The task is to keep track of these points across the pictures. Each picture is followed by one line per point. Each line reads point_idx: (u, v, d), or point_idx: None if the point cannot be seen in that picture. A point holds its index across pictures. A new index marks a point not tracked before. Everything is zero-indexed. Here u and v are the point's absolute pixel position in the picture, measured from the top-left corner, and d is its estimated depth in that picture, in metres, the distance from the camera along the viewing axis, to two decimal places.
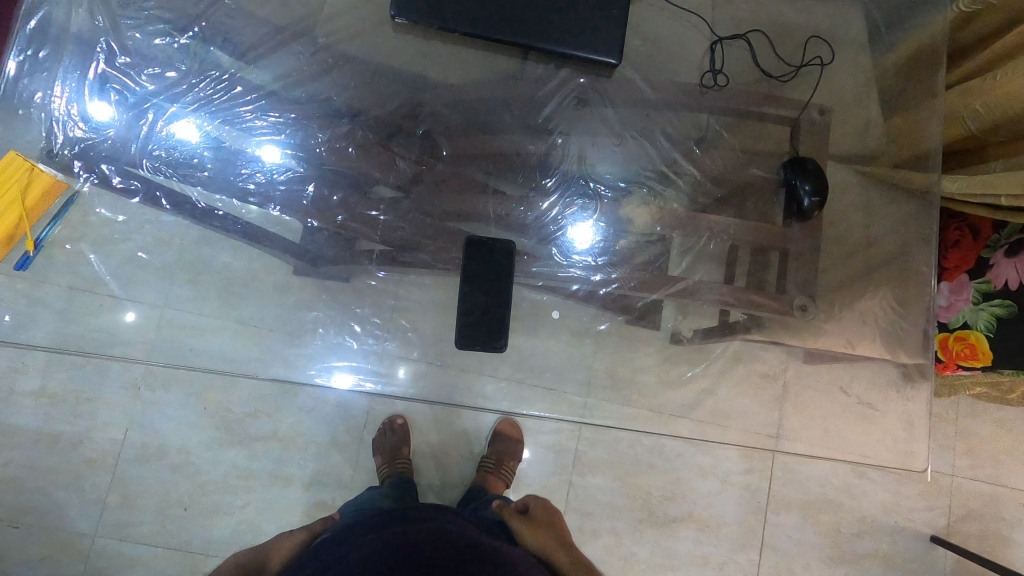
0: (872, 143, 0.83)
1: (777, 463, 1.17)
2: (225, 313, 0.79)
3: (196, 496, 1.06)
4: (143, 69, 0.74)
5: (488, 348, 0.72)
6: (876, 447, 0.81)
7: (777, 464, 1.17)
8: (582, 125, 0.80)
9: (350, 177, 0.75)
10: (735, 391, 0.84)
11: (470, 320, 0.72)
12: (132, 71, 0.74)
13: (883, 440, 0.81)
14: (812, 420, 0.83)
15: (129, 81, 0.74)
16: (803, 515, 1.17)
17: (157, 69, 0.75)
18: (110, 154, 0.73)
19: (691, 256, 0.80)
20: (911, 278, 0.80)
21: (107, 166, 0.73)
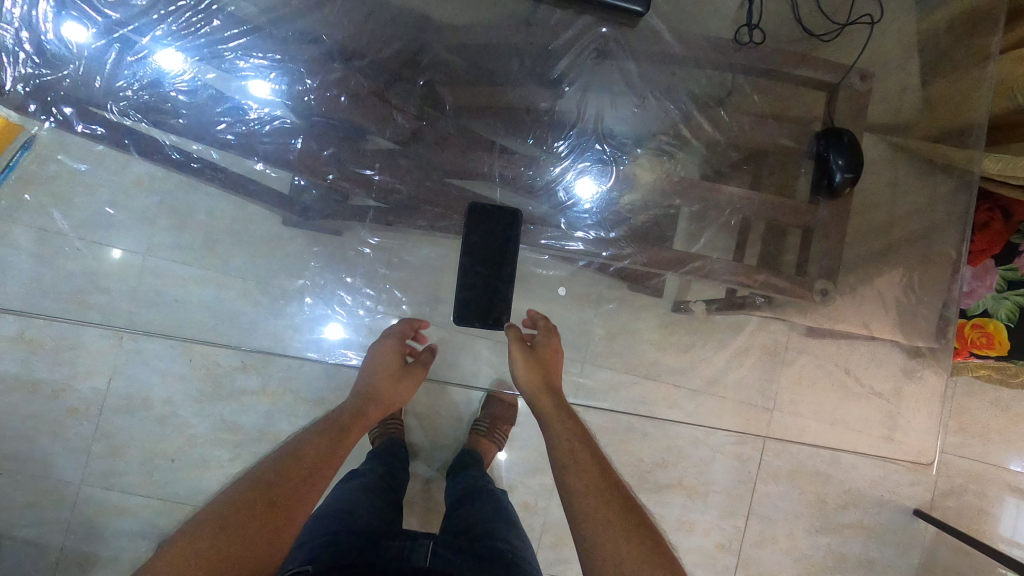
0: (910, 115, 0.76)
1: None
2: (207, 265, 0.74)
3: (183, 449, 1.04)
4: None
5: (486, 326, 0.73)
6: (875, 425, 0.78)
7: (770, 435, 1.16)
8: (600, 80, 0.73)
9: (342, 129, 0.68)
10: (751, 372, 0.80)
11: (470, 295, 0.71)
12: None
13: (883, 416, 0.78)
14: (806, 392, 0.80)
15: (91, 9, 0.66)
16: (792, 485, 1.18)
17: None
18: (70, 93, 0.66)
19: (696, 225, 0.75)
20: (937, 261, 0.75)
21: (68, 107, 0.66)
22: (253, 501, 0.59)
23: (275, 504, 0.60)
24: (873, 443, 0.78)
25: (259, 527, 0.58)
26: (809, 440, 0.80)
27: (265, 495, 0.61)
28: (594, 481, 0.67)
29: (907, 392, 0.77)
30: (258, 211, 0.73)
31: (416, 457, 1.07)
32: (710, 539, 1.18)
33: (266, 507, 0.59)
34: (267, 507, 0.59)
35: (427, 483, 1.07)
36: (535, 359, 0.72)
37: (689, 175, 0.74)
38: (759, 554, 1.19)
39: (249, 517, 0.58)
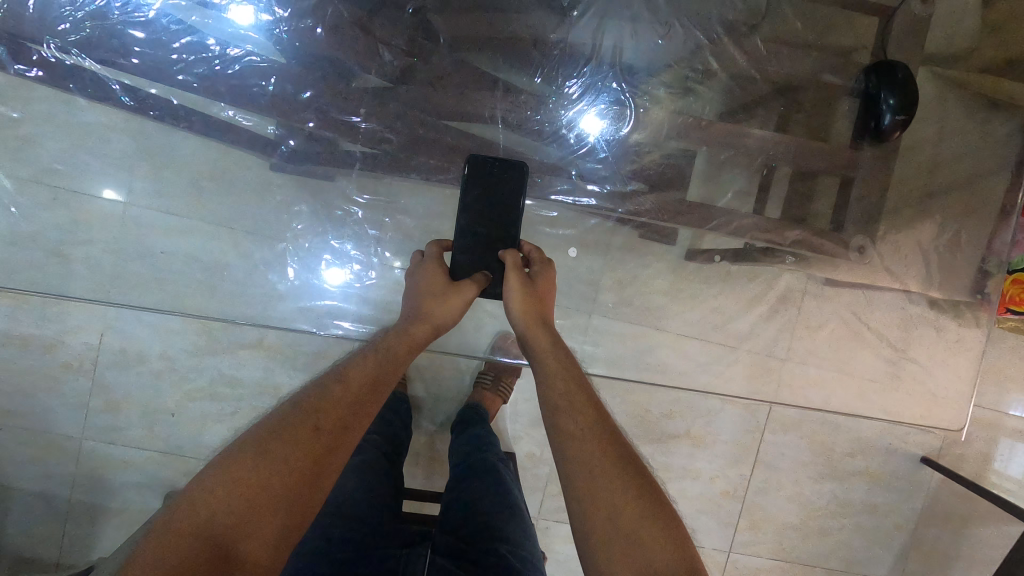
0: (974, 43, 0.66)
1: None
2: (190, 213, 0.67)
3: (182, 403, 1.02)
4: None
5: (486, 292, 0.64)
6: (888, 375, 0.74)
7: None
8: (617, 5, 0.63)
9: (318, 66, 0.61)
10: (781, 333, 0.73)
11: (468, 259, 0.63)
12: None
13: (898, 365, 0.73)
14: (819, 342, 0.73)
15: None
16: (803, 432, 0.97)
17: None
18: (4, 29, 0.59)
19: (716, 167, 0.68)
20: (988, 209, 0.68)
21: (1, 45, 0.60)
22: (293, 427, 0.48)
23: (322, 430, 0.48)
24: (882, 390, 0.74)
25: (300, 457, 0.46)
26: (835, 407, 0.75)
27: (306, 424, 0.48)
28: (591, 429, 0.51)
29: (942, 356, 0.72)
30: (235, 154, 0.65)
31: (418, 411, 1.04)
32: (716, 487, 0.99)
33: (308, 438, 0.47)
34: (308, 431, 0.48)
35: (431, 437, 1.05)
36: (536, 286, 0.61)
37: (713, 117, 0.66)
38: (765, 502, 1.00)
39: (295, 448, 0.47)
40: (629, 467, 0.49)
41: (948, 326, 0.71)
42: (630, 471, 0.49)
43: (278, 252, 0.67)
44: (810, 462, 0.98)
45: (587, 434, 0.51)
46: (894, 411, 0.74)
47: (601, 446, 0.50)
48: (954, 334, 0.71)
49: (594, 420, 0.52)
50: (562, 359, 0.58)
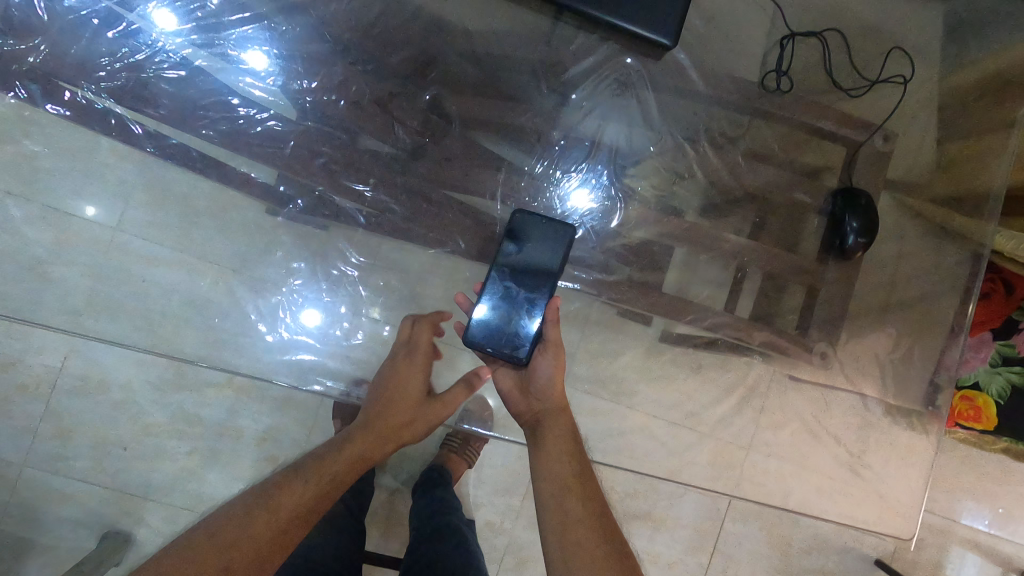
0: (929, 178, 0.73)
1: None
2: (181, 245, 0.67)
3: (138, 437, 0.99)
4: None
5: (501, 355, 0.62)
6: (843, 475, 0.76)
7: None
8: (616, 110, 0.69)
9: (334, 133, 0.65)
10: (748, 427, 0.75)
11: (490, 319, 0.62)
12: None
13: (852, 467, 0.75)
14: (782, 442, 0.75)
15: None
16: (762, 524, 0.97)
17: None
18: (45, 69, 0.62)
19: (694, 261, 0.72)
20: (935, 327, 0.73)
21: (35, 85, 0.62)
22: (205, 543, 0.49)
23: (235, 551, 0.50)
24: (839, 488, 0.76)
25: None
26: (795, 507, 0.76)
27: (223, 541, 0.50)
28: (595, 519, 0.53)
29: (893, 464, 0.75)
30: (238, 200, 0.66)
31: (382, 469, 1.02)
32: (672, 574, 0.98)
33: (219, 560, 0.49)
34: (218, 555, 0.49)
35: (391, 495, 1.03)
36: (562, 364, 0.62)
37: (694, 218, 0.71)
38: None
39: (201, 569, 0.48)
40: (624, 561, 0.51)
41: (900, 433, 0.74)
42: (625, 565, 0.51)
43: (271, 303, 0.67)
44: (767, 556, 0.98)
45: (591, 522, 0.53)
46: (849, 515, 0.76)
47: (601, 536, 0.52)
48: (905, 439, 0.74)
49: (595, 507, 0.54)
50: (570, 436, 0.59)
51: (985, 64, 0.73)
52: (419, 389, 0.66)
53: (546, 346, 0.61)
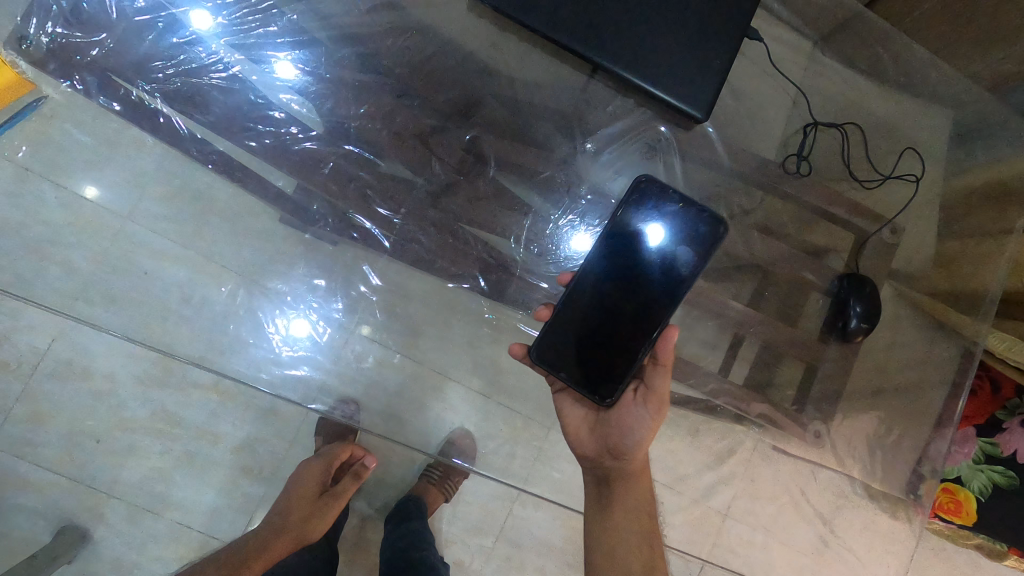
0: (930, 274, 0.76)
1: None
2: (191, 242, 0.67)
3: (111, 431, 0.96)
4: None
5: (585, 389, 0.56)
6: (814, 546, 0.78)
7: None
8: (641, 170, 0.72)
9: (372, 160, 0.67)
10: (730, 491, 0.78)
11: (582, 339, 0.56)
12: None
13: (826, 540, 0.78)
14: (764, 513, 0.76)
15: None
16: None
17: None
18: (103, 64, 0.63)
19: (692, 320, 0.73)
20: (926, 418, 0.74)
21: (91, 77, 0.63)
22: None
23: None
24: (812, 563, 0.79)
25: None
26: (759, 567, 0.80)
27: None
28: None
29: (866, 541, 0.78)
30: (265, 210, 0.67)
31: (357, 492, 1.02)
32: None
33: None
34: None
35: (362, 520, 1.03)
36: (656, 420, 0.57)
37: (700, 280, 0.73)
38: None
39: None
40: None
41: (881, 515, 0.77)
42: None
43: (266, 312, 0.68)
44: None
45: None
46: None
47: None
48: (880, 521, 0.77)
49: None
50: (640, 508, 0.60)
51: (991, 172, 0.76)
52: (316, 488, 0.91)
53: (649, 397, 0.56)
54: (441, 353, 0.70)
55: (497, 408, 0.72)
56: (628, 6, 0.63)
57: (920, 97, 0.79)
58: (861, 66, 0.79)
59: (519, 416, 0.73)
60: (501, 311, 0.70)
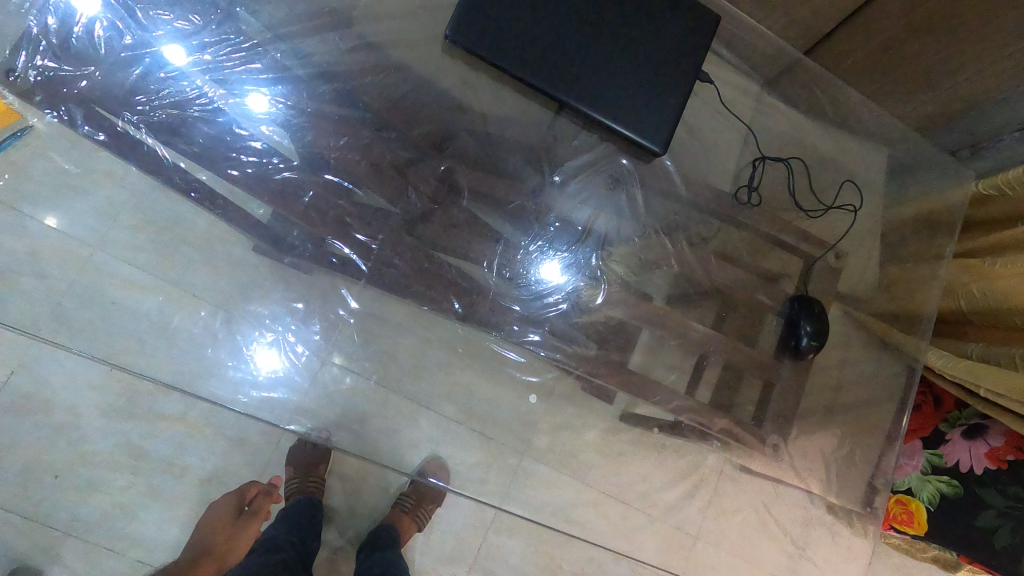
0: (871, 293, 0.81)
1: None
2: (164, 272, 0.71)
3: (72, 466, 0.94)
4: (161, 15, 0.68)
5: None
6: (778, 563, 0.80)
7: None
8: (607, 201, 0.76)
9: (350, 189, 0.69)
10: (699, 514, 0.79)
11: None
12: (148, 17, 0.68)
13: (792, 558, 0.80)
14: (729, 525, 0.79)
15: (138, 24, 0.67)
16: None
17: (175, 18, 0.68)
18: (88, 95, 0.64)
19: (658, 343, 0.76)
20: (875, 431, 0.77)
21: (75, 108, 0.63)
22: None
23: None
24: None
25: None
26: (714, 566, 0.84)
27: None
28: None
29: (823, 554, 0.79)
30: (242, 237, 0.71)
31: (329, 522, 1.03)
32: None
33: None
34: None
35: (333, 552, 1.03)
36: None
37: (661, 303, 0.76)
38: None
39: None
40: None
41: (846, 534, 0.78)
42: None
43: (245, 336, 0.68)
44: None
45: None
46: None
47: None
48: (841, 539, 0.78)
49: None
50: None
51: (923, 202, 0.83)
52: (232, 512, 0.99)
53: None
54: (416, 380, 0.73)
55: (470, 436, 0.76)
56: (591, 48, 0.68)
57: (856, 134, 0.86)
58: (802, 107, 0.86)
59: (493, 441, 0.76)
60: (473, 335, 0.72)
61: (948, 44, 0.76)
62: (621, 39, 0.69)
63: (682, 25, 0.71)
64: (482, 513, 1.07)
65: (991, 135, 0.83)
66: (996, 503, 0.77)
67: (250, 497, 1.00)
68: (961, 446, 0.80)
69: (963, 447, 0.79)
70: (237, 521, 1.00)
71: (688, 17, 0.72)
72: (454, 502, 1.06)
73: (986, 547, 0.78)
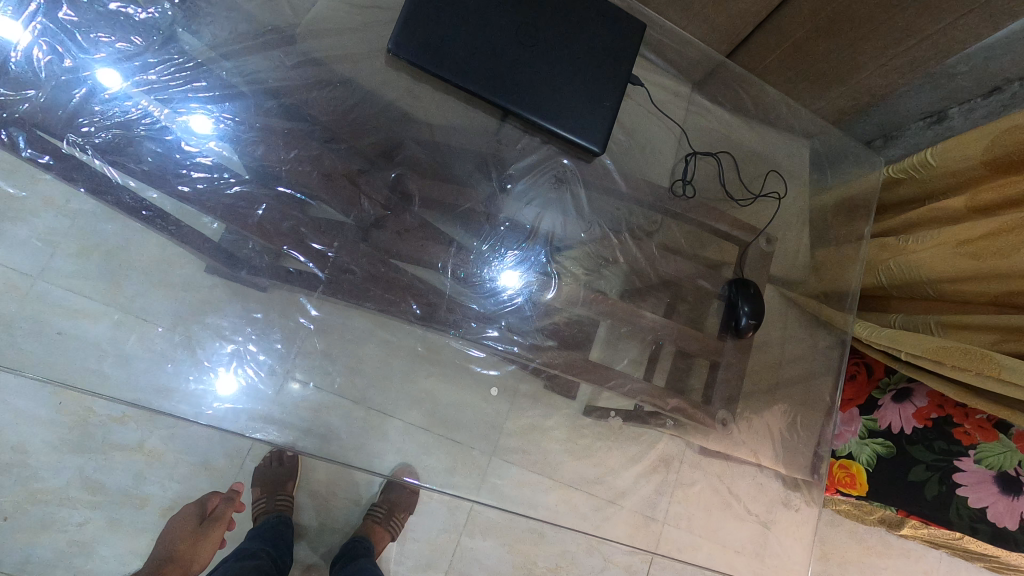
0: (800, 272, 0.87)
1: (657, 563, 1.17)
2: (111, 299, 0.69)
3: (23, 505, 0.94)
4: (99, 36, 0.68)
5: None
6: (753, 545, 0.80)
7: (656, 564, 1.17)
8: (552, 201, 0.80)
9: (305, 201, 0.71)
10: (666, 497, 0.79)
11: None
12: (86, 38, 0.67)
13: (762, 535, 0.80)
14: (693, 504, 0.79)
15: (77, 46, 0.67)
16: None
17: (115, 38, 0.68)
18: (27, 118, 0.63)
19: (615, 337, 0.80)
20: (813, 401, 0.83)
21: (15, 131, 0.62)
22: None
23: None
24: (747, 563, 0.79)
25: None
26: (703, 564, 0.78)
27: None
28: None
29: (788, 525, 0.80)
30: (195, 259, 0.70)
31: (300, 538, 1.04)
32: None
33: None
34: None
35: (306, 571, 1.04)
36: None
37: (611, 295, 0.80)
38: None
39: None
40: None
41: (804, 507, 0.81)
42: None
43: (208, 348, 0.67)
44: None
45: None
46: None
47: None
48: (802, 512, 0.80)
49: None
50: None
51: (841, 189, 0.91)
52: (193, 518, 0.98)
53: None
54: (380, 392, 0.72)
55: (439, 443, 0.73)
56: (528, 56, 0.72)
57: (778, 129, 0.94)
58: (728, 105, 0.93)
59: (460, 446, 0.74)
60: (432, 337, 0.74)
61: (852, 41, 0.83)
62: (555, 47, 0.73)
63: (611, 32, 0.76)
64: (454, 516, 1.09)
65: (899, 126, 0.96)
66: (925, 458, 0.84)
67: (212, 505, 0.99)
68: (893, 409, 0.86)
69: (893, 409, 0.86)
70: (199, 527, 0.98)
71: (616, 25, 0.77)
72: (426, 508, 1.07)
73: (919, 499, 0.84)
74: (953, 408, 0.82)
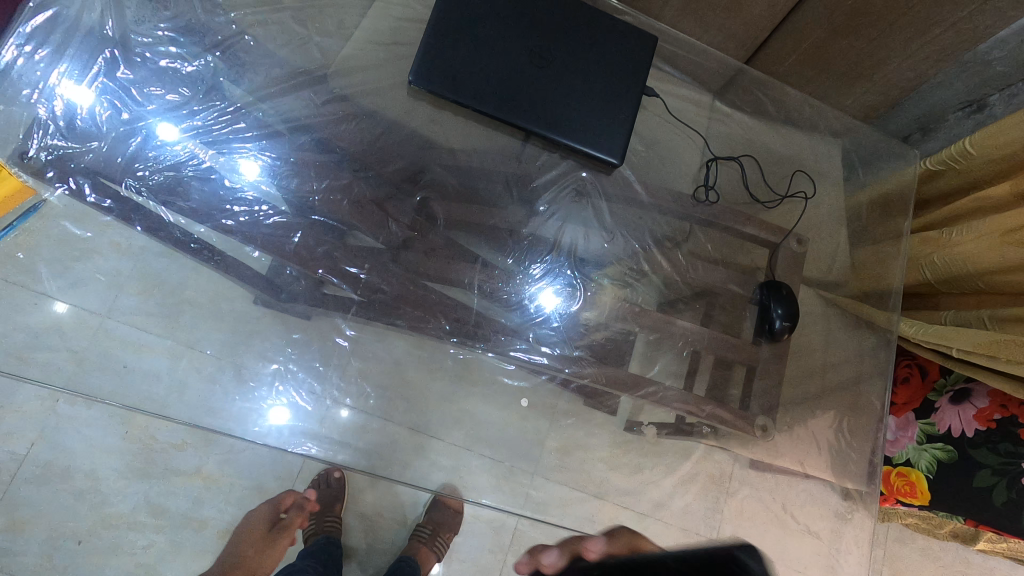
0: (837, 272, 0.85)
1: None
2: (168, 332, 0.73)
3: (94, 530, 1.01)
4: (151, 89, 0.75)
5: None
6: (816, 564, 0.75)
7: None
8: (575, 214, 0.82)
9: (338, 228, 0.75)
10: (708, 509, 0.77)
11: None
12: (140, 92, 0.74)
13: (821, 551, 0.76)
14: (743, 520, 0.76)
15: (132, 99, 0.74)
16: None
17: (164, 90, 0.75)
18: (91, 167, 0.70)
19: (647, 347, 0.79)
20: (862, 406, 0.79)
21: (83, 180, 0.70)
22: None
23: None
24: None
25: None
26: None
27: None
28: None
29: (848, 539, 0.76)
30: (244, 292, 0.73)
31: (349, 559, 1.07)
32: None
33: None
34: None
35: None
36: None
37: (640, 304, 0.80)
38: None
39: None
40: None
41: (862, 520, 0.76)
42: None
43: (253, 369, 0.72)
44: None
45: None
46: None
47: None
48: (860, 524, 0.76)
49: None
50: None
51: (875, 186, 0.89)
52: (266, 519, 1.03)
53: None
54: (417, 410, 0.74)
55: (477, 459, 0.75)
56: (542, 76, 0.75)
57: (802, 129, 0.92)
58: (748, 109, 0.92)
59: (498, 461, 0.75)
60: (463, 354, 0.75)
61: (873, 32, 0.82)
62: (567, 66, 0.76)
63: (623, 48, 0.78)
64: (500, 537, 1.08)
65: (937, 118, 0.93)
66: (990, 462, 0.78)
67: (283, 505, 1.02)
68: (949, 409, 0.82)
69: (953, 411, 0.82)
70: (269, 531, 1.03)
71: (628, 40, 0.79)
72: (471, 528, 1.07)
73: (986, 506, 0.79)
74: (1016, 407, 0.76)
